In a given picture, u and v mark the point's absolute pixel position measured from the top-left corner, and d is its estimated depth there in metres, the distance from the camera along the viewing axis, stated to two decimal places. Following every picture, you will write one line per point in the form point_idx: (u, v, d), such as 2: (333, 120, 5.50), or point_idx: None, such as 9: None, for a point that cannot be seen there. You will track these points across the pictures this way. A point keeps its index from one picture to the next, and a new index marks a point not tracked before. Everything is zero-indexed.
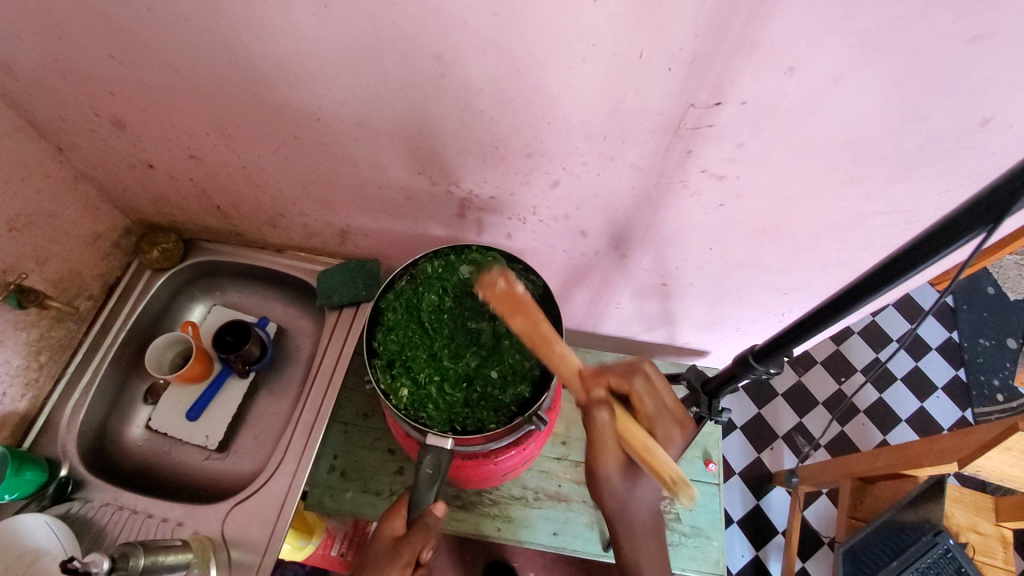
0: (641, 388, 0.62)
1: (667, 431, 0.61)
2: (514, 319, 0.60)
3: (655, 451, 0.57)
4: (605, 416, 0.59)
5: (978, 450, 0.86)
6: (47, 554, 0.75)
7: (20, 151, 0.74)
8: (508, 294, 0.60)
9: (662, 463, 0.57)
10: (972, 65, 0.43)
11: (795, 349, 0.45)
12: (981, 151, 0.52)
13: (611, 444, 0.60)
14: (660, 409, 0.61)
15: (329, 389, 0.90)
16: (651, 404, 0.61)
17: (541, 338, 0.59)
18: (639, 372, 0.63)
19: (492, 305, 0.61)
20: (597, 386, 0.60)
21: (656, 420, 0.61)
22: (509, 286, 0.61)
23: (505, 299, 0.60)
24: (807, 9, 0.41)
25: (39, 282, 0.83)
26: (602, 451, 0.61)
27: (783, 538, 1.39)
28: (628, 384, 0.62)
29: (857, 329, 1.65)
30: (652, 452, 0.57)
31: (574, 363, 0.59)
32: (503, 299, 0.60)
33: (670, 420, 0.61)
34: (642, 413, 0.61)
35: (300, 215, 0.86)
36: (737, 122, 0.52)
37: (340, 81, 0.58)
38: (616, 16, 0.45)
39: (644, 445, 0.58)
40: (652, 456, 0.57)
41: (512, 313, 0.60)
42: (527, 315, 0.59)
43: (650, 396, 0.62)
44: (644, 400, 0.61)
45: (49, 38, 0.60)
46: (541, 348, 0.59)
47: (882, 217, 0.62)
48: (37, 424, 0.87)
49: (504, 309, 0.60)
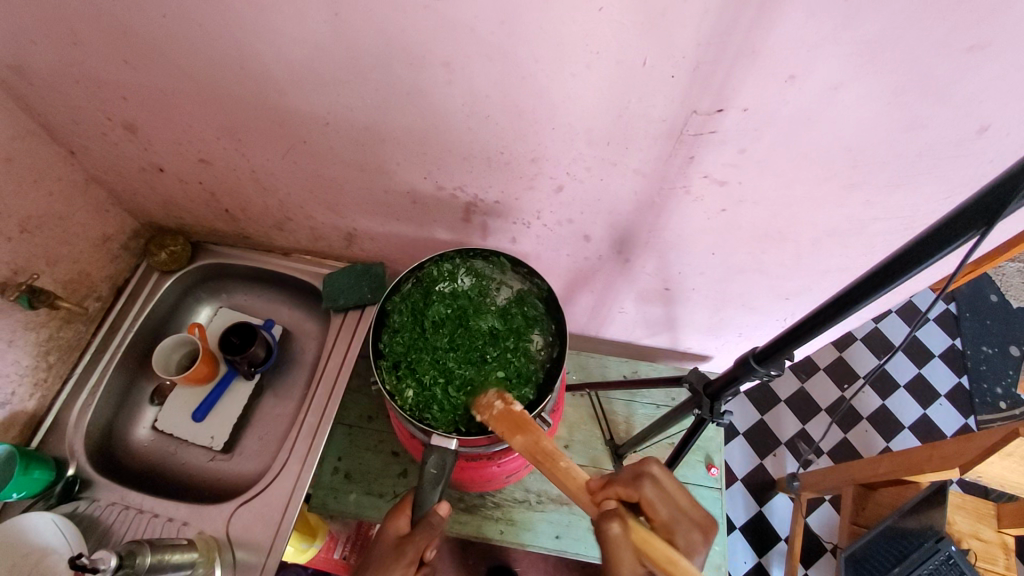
0: (650, 494, 0.57)
1: (687, 538, 0.56)
2: (518, 439, 0.61)
3: (678, 561, 0.53)
4: (617, 528, 0.54)
5: (981, 455, 0.86)
6: (54, 552, 0.76)
7: (32, 154, 0.76)
8: (506, 412, 0.62)
9: (685, 571, 0.53)
10: (969, 74, 0.44)
11: (795, 352, 0.46)
12: (979, 158, 0.52)
13: (626, 560, 0.53)
14: (677, 515, 0.57)
15: (334, 390, 0.91)
16: (665, 511, 0.57)
17: (543, 452, 0.60)
18: (644, 474, 0.58)
19: (492, 426, 0.62)
20: (602, 500, 0.58)
21: (672, 529, 0.57)
22: (505, 404, 0.63)
23: (507, 419, 0.62)
24: (807, 18, 0.42)
25: (49, 283, 0.84)
26: (615, 566, 0.53)
27: (786, 544, 1.39)
28: (637, 489, 0.57)
29: (860, 336, 1.65)
30: (676, 563, 0.53)
31: (579, 477, 0.60)
32: (504, 420, 0.62)
33: (690, 528, 0.56)
34: (657, 523, 0.57)
35: (307, 218, 0.87)
36: (739, 128, 0.53)
37: (348, 86, 0.59)
38: (620, 24, 0.46)
39: (665, 555, 0.53)
40: (676, 567, 0.53)
41: (515, 431, 0.61)
42: (526, 433, 0.61)
43: (662, 503, 0.57)
44: (659, 510, 0.57)
45: (64, 44, 0.62)
46: (542, 462, 0.60)
47: (883, 223, 0.63)
48: (45, 424, 0.88)
49: (504, 431, 0.61)
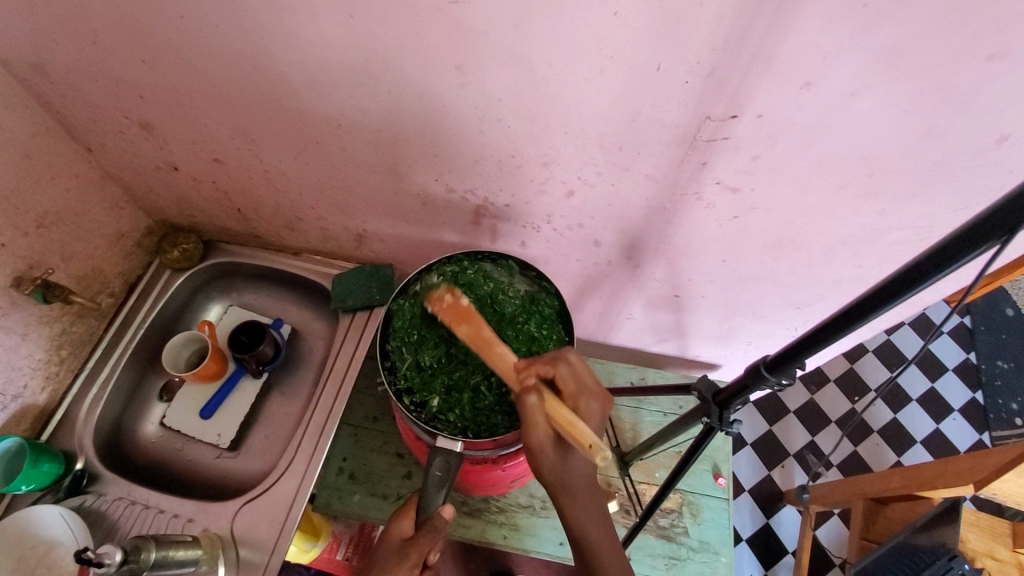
0: (563, 371, 0.58)
1: (589, 407, 0.56)
2: (462, 328, 0.63)
3: (576, 423, 0.54)
4: (533, 398, 0.55)
5: (997, 471, 0.84)
6: (60, 546, 0.76)
7: (51, 151, 0.77)
8: (454, 304, 0.65)
9: (582, 430, 0.53)
10: (989, 83, 0.44)
11: (808, 361, 0.45)
12: (999, 167, 0.52)
13: (540, 429, 0.55)
14: (581, 388, 0.57)
15: (341, 391, 0.90)
16: (573, 386, 0.57)
17: (482, 339, 0.62)
18: (562, 359, 0.59)
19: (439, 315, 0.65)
20: (527, 375, 0.58)
21: (579, 399, 0.57)
22: (455, 298, 0.65)
23: (453, 310, 0.64)
24: (824, 25, 0.42)
25: (64, 278, 0.85)
26: (532, 432, 0.55)
27: (793, 558, 1.37)
28: (549, 368, 0.58)
29: (872, 347, 1.63)
30: (573, 424, 0.54)
31: (510, 357, 0.60)
32: (449, 310, 0.65)
33: (593, 398, 0.57)
34: (566, 396, 0.57)
35: (318, 218, 0.87)
36: (752, 135, 0.53)
37: (361, 88, 0.59)
38: (634, 29, 0.46)
39: (566, 418, 0.54)
40: (574, 428, 0.53)
41: (459, 321, 0.64)
42: (470, 322, 0.63)
43: (574, 380, 0.57)
44: (565, 383, 0.57)
45: (85, 43, 0.63)
46: (479, 344, 0.62)
47: (897, 233, 0.62)
48: (55, 417, 0.89)
49: (450, 318, 0.64)
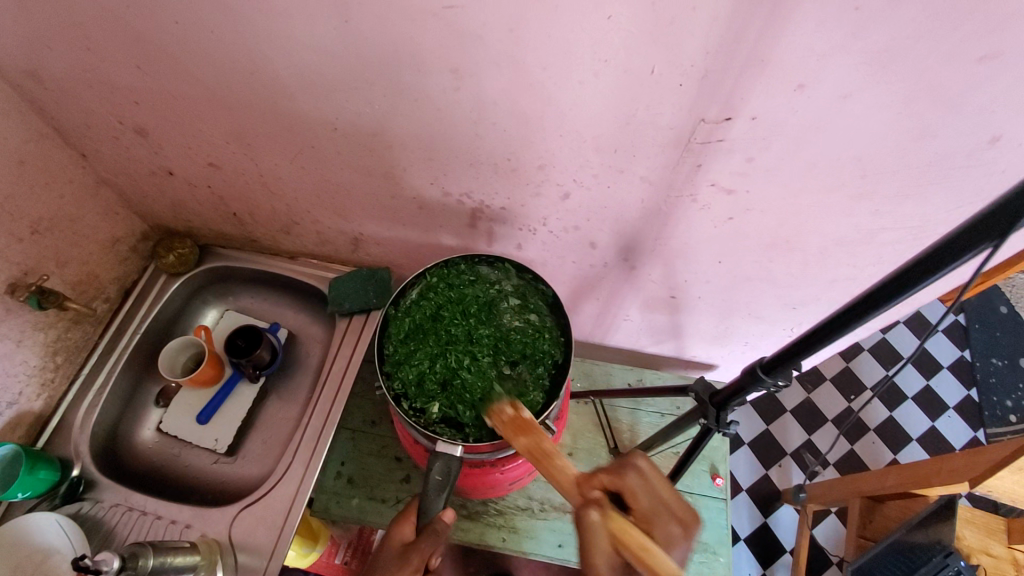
0: (633, 483, 0.55)
1: (667, 533, 0.53)
2: (519, 439, 0.59)
3: (651, 550, 0.51)
4: (596, 515, 0.53)
5: (989, 469, 0.85)
6: (58, 553, 0.76)
7: (45, 156, 0.77)
8: (517, 418, 0.60)
9: (659, 559, 0.51)
10: (980, 85, 0.44)
11: (804, 362, 0.45)
12: (990, 168, 0.52)
13: (603, 551, 0.53)
14: (658, 508, 0.54)
15: (338, 395, 0.90)
16: (647, 501, 0.55)
17: (542, 452, 0.58)
18: (631, 465, 0.56)
19: (499, 431, 0.61)
20: (591, 487, 0.56)
21: (653, 522, 0.54)
22: (516, 410, 0.61)
23: (513, 424, 0.60)
24: (817, 29, 0.42)
25: (58, 284, 0.85)
26: (591, 556, 0.52)
27: (791, 556, 1.38)
28: (617, 478, 0.55)
29: (868, 346, 1.63)
30: (648, 553, 0.51)
31: (572, 471, 0.57)
32: (509, 423, 0.60)
33: (669, 520, 0.54)
34: (638, 514, 0.55)
35: (315, 222, 0.87)
36: (747, 137, 0.53)
37: (357, 92, 0.59)
38: (629, 33, 0.46)
39: (638, 542, 0.52)
40: (647, 555, 0.51)
41: (516, 434, 0.59)
42: (531, 436, 0.59)
43: (645, 493, 0.55)
44: (638, 500, 0.55)
45: (79, 49, 0.62)
46: (541, 460, 0.58)
47: (890, 233, 0.62)
48: (51, 423, 0.88)
49: (506, 433, 0.60)
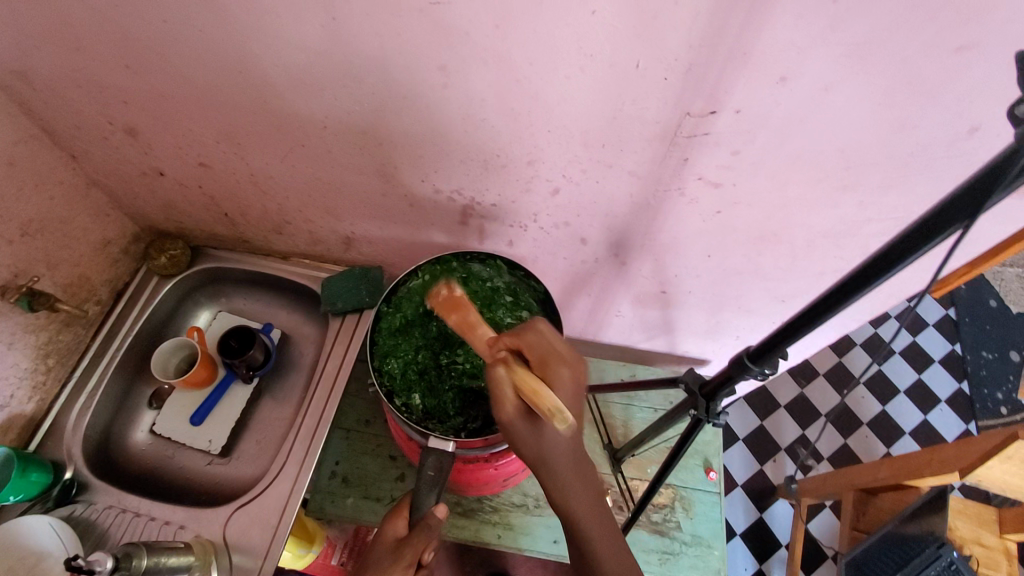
0: (531, 338, 0.54)
1: (559, 375, 0.51)
2: (451, 318, 0.60)
3: (541, 389, 0.49)
4: (501, 371, 0.53)
5: (978, 458, 0.86)
6: (50, 556, 0.76)
7: (35, 158, 0.77)
8: (447, 295, 0.61)
9: (546, 397, 0.49)
10: (958, 75, 0.45)
11: (789, 350, 0.45)
12: (971, 158, 0.53)
13: (509, 399, 0.52)
14: (550, 353, 0.53)
15: (331, 396, 0.90)
16: (540, 351, 0.53)
17: (469, 327, 0.58)
18: (531, 326, 0.56)
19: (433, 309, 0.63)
20: (497, 347, 0.55)
21: (548, 365, 0.52)
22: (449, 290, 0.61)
23: (449, 303, 0.60)
24: (797, 21, 0.43)
25: (49, 286, 0.84)
26: (500, 404, 0.52)
27: (786, 551, 1.38)
28: (517, 337, 0.54)
29: (860, 341, 1.65)
30: (537, 392, 0.49)
31: (484, 336, 0.57)
32: (444, 302, 0.61)
33: (560, 364, 0.52)
34: (534, 363, 0.53)
35: (306, 222, 0.87)
36: (732, 130, 0.54)
37: (347, 90, 0.59)
38: (612, 28, 0.46)
39: (530, 386, 0.50)
40: (538, 396, 0.49)
41: (449, 311, 0.60)
42: (460, 310, 0.60)
43: (540, 345, 0.54)
44: (533, 351, 0.54)
45: (68, 49, 0.63)
46: (466, 333, 0.58)
47: (876, 224, 0.63)
48: (43, 426, 0.88)
49: (442, 312, 0.60)
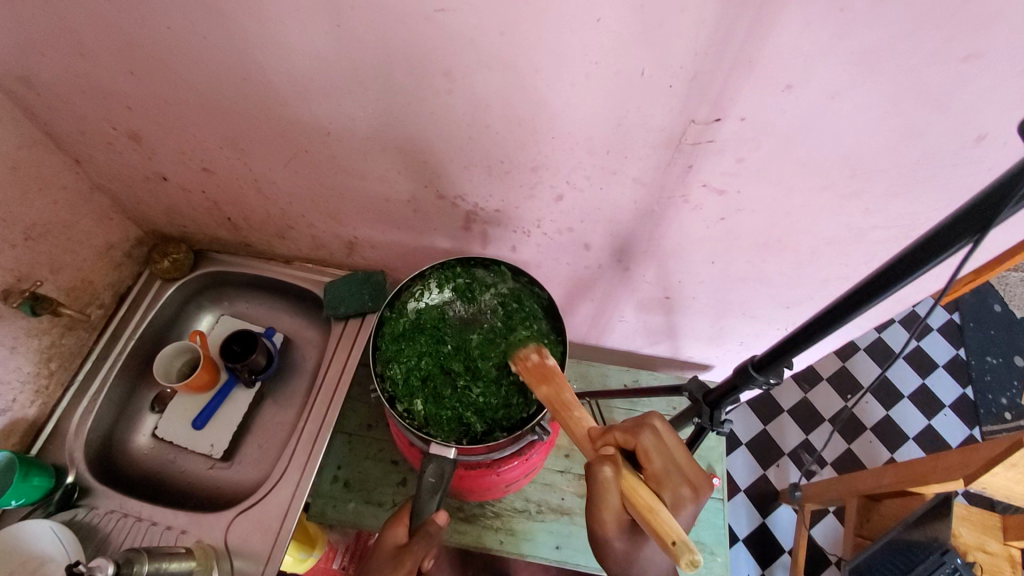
0: (648, 443, 0.55)
1: (677, 495, 0.53)
2: (541, 389, 0.61)
3: (658, 511, 0.48)
4: (608, 471, 0.51)
5: (984, 465, 0.85)
6: (51, 561, 0.76)
7: (39, 163, 0.77)
8: (540, 366, 0.63)
9: (664, 522, 0.47)
10: (965, 84, 0.45)
11: (794, 359, 0.45)
12: (977, 167, 0.52)
13: (612, 506, 0.52)
14: (671, 469, 0.54)
15: (334, 401, 0.90)
16: (659, 462, 0.54)
17: (562, 403, 0.58)
18: (647, 426, 0.56)
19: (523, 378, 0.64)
20: (604, 444, 0.55)
21: (664, 482, 0.53)
22: (540, 357, 0.64)
23: (536, 372, 0.62)
24: (803, 29, 0.42)
25: (52, 290, 0.84)
26: (602, 508, 0.52)
27: (789, 556, 1.38)
28: (634, 438, 0.55)
29: (863, 345, 1.64)
30: (654, 513, 0.48)
31: (585, 425, 0.57)
32: (535, 371, 0.63)
33: (680, 482, 0.53)
34: (648, 473, 0.54)
35: (309, 226, 0.87)
36: (737, 138, 0.53)
37: (351, 97, 0.59)
38: (617, 36, 0.46)
39: (645, 502, 0.49)
40: (653, 516, 0.48)
41: (539, 382, 0.61)
42: (552, 385, 0.60)
43: (658, 454, 0.54)
44: (651, 462, 0.54)
45: (72, 55, 0.63)
46: (558, 410, 0.58)
47: (881, 232, 0.63)
48: (45, 430, 0.88)
49: (530, 382, 0.62)
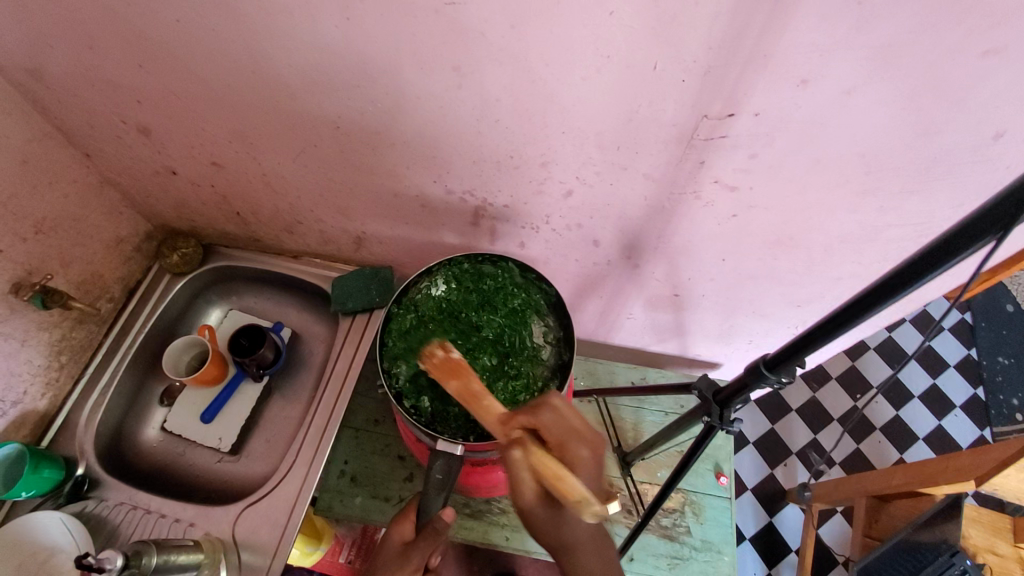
0: (547, 419, 0.56)
1: (579, 456, 0.55)
2: (451, 384, 0.59)
3: (565, 478, 0.53)
4: (518, 454, 0.56)
5: (995, 468, 0.84)
6: (61, 552, 0.76)
7: (49, 156, 0.77)
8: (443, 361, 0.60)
9: (572, 485, 0.53)
10: (984, 79, 0.44)
11: (807, 358, 0.44)
12: (996, 164, 0.52)
13: (528, 482, 0.56)
14: (568, 434, 0.55)
15: (342, 394, 0.92)
16: (558, 432, 0.56)
17: (471, 395, 0.58)
18: (545, 404, 0.57)
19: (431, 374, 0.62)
20: (511, 429, 0.57)
21: (566, 448, 0.55)
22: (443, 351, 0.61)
23: (445, 367, 0.60)
24: (819, 23, 0.42)
25: (63, 284, 0.85)
26: (519, 486, 0.56)
27: (796, 556, 1.37)
28: (533, 416, 0.56)
29: (873, 345, 1.63)
30: (562, 480, 0.53)
31: (495, 409, 0.58)
32: (441, 367, 0.60)
33: (581, 446, 0.55)
34: (554, 445, 0.56)
35: (317, 221, 0.87)
36: (750, 133, 0.53)
37: (360, 90, 0.59)
38: (630, 29, 0.46)
39: (552, 474, 0.54)
40: (562, 482, 0.53)
41: (448, 377, 0.59)
42: (460, 378, 0.59)
43: (556, 424, 0.56)
44: (552, 432, 0.56)
45: (83, 49, 0.63)
46: (470, 403, 0.58)
47: (896, 230, 0.62)
48: (56, 422, 0.89)
49: (439, 377, 0.59)
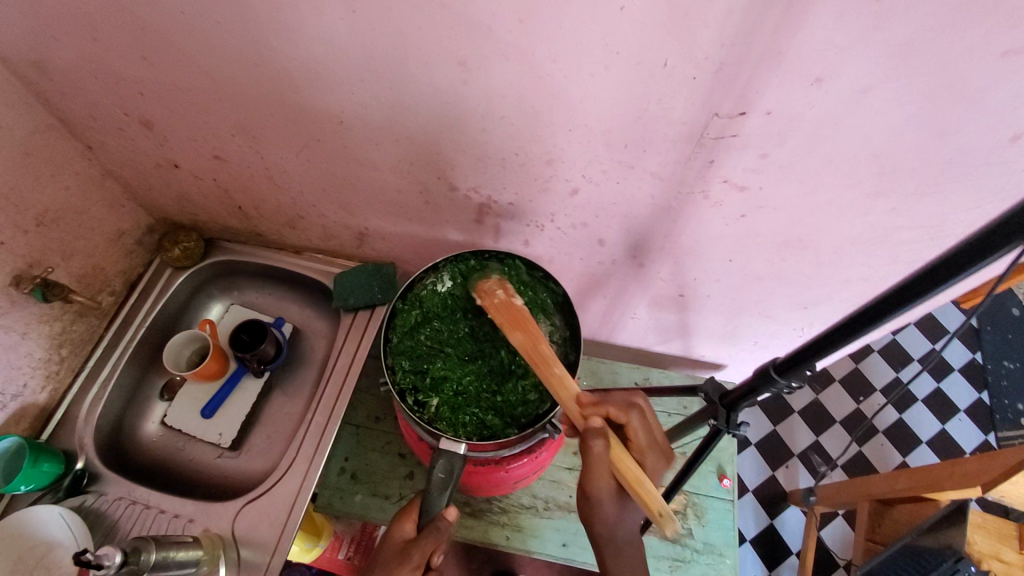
0: (636, 422, 0.62)
1: (653, 465, 0.62)
2: (517, 335, 0.61)
3: (644, 483, 0.58)
4: (601, 446, 0.57)
5: (1003, 474, 0.83)
6: (59, 547, 0.76)
7: (51, 148, 0.77)
8: (507, 304, 0.63)
9: (651, 495, 0.57)
10: (1004, 80, 0.43)
11: (819, 363, 0.44)
12: (1012, 166, 0.51)
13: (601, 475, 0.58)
14: (649, 441, 0.62)
15: (343, 390, 0.90)
16: (642, 437, 0.62)
17: (540, 356, 0.60)
18: (634, 406, 0.63)
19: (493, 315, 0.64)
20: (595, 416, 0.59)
21: (643, 454, 0.62)
22: (506, 296, 0.64)
23: (507, 312, 0.63)
24: (836, 21, 0.41)
25: (64, 277, 0.84)
26: (593, 476, 0.58)
27: (797, 559, 1.36)
28: (624, 417, 0.61)
29: (877, 347, 1.62)
30: (642, 485, 0.58)
31: (573, 392, 0.59)
32: (505, 312, 0.63)
33: (657, 456, 0.62)
34: (631, 446, 0.62)
35: (320, 216, 0.86)
36: (761, 133, 0.52)
37: (366, 84, 0.58)
38: (641, 25, 0.45)
39: (633, 475, 0.58)
40: (642, 488, 0.57)
41: (515, 328, 0.62)
42: (527, 332, 0.61)
43: (643, 430, 0.62)
44: (636, 436, 0.62)
45: (85, 40, 0.62)
46: (541, 365, 0.60)
47: (907, 232, 0.61)
48: (55, 416, 0.88)
49: (505, 326, 0.62)
